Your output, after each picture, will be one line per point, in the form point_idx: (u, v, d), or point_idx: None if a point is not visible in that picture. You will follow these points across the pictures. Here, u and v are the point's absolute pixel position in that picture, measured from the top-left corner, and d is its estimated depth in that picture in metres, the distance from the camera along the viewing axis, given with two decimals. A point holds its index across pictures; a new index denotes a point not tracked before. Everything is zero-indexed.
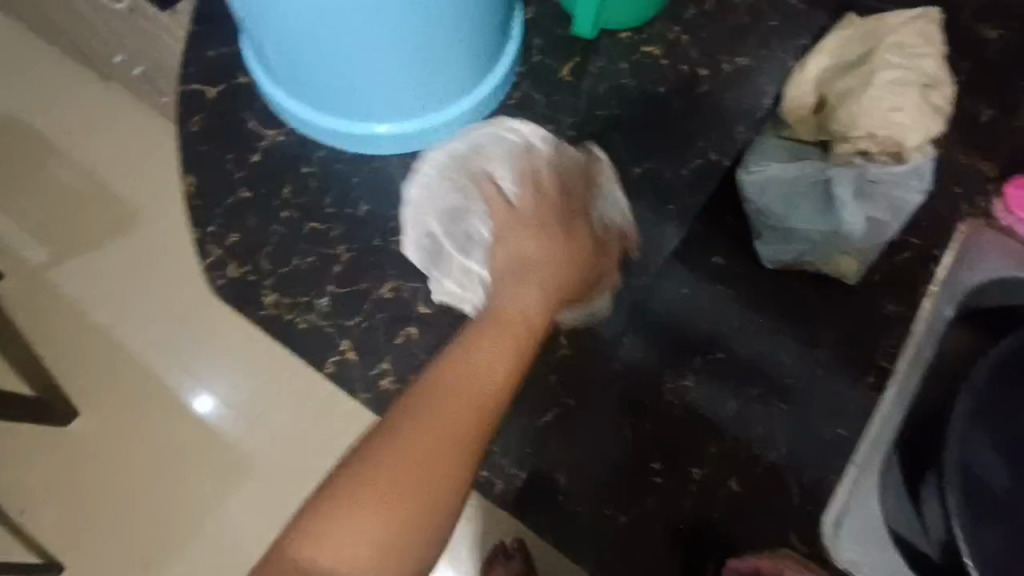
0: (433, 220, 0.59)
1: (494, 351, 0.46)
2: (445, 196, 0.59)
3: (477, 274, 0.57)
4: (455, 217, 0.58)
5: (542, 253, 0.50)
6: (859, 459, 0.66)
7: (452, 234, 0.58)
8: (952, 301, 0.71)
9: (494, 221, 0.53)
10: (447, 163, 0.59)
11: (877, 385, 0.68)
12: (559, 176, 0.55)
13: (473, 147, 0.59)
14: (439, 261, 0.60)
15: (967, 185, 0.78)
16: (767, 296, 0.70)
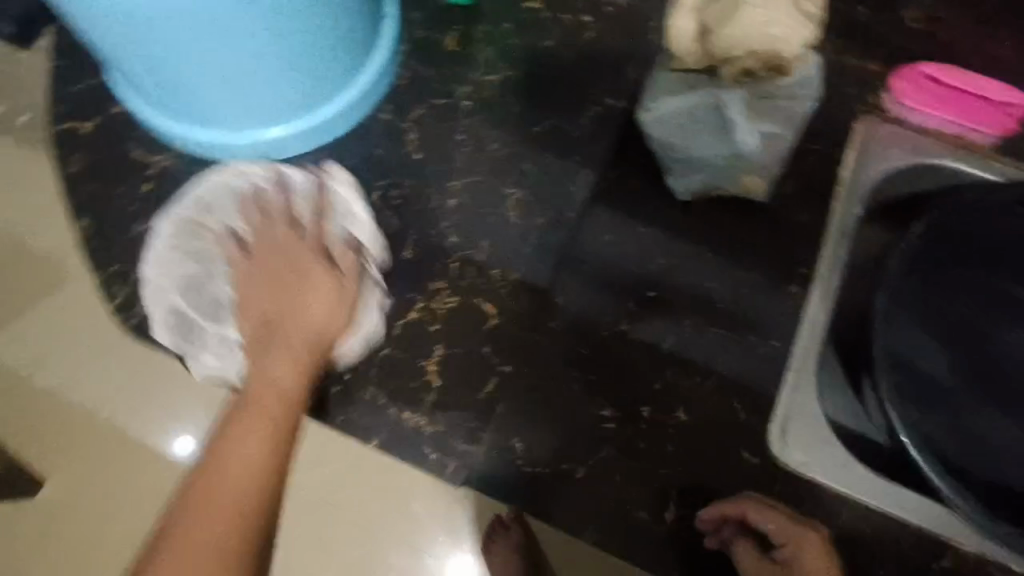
0: (174, 295, 0.63)
1: (291, 355, 0.57)
2: (181, 266, 0.63)
3: (232, 341, 0.62)
4: (192, 295, 0.63)
5: (271, 305, 0.59)
6: (797, 366, 0.68)
7: (201, 302, 0.63)
8: (859, 202, 0.75)
9: (235, 267, 0.61)
10: (178, 227, 0.64)
11: (800, 293, 0.71)
12: (281, 215, 0.62)
13: (205, 210, 0.64)
14: (191, 334, 0.63)
15: (862, 85, 0.78)
16: (683, 227, 0.71)
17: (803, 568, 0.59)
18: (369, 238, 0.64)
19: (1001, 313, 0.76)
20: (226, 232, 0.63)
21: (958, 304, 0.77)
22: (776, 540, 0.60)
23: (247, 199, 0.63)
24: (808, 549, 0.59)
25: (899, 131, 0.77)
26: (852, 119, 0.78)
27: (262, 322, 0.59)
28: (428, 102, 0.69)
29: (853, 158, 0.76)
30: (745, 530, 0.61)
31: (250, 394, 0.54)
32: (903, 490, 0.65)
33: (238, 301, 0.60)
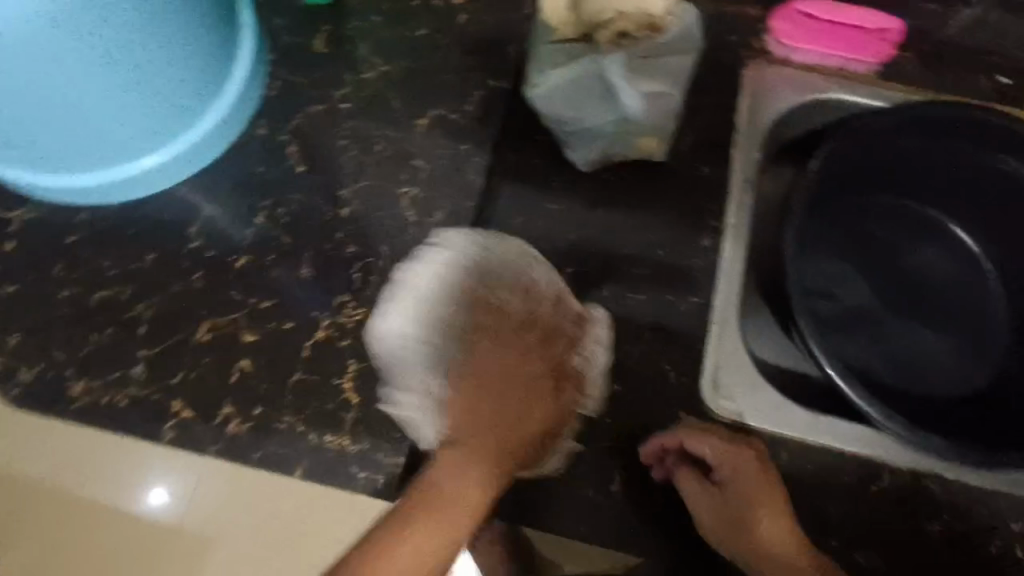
0: (412, 332, 0.58)
1: (481, 472, 0.57)
2: (441, 307, 0.59)
3: (432, 398, 0.58)
4: (428, 338, 0.58)
5: (491, 412, 0.59)
6: (719, 317, 0.69)
7: (422, 349, 0.58)
8: (756, 146, 0.76)
9: (470, 359, 0.59)
10: (446, 268, 0.60)
11: (713, 245, 0.71)
12: (539, 328, 0.62)
13: (484, 256, 0.61)
14: (402, 378, 0.58)
15: (741, 32, 0.79)
16: (591, 199, 0.70)
17: (747, 484, 0.60)
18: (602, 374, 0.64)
19: (904, 236, 0.84)
20: (485, 303, 0.61)
21: (858, 235, 0.84)
22: (712, 461, 0.62)
23: (511, 288, 0.62)
24: (747, 465, 0.61)
25: (785, 70, 0.78)
26: (740, 66, 0.78)
27: (466, 425, 0.58)
28: (305, 111, 0.66)
29: (746, 103, 0.77)
30: (687, 459, 0.61)
31: (443, 493, 0.55)
32: (837, 423, 0.66)
33: (466, 371, 0.59)
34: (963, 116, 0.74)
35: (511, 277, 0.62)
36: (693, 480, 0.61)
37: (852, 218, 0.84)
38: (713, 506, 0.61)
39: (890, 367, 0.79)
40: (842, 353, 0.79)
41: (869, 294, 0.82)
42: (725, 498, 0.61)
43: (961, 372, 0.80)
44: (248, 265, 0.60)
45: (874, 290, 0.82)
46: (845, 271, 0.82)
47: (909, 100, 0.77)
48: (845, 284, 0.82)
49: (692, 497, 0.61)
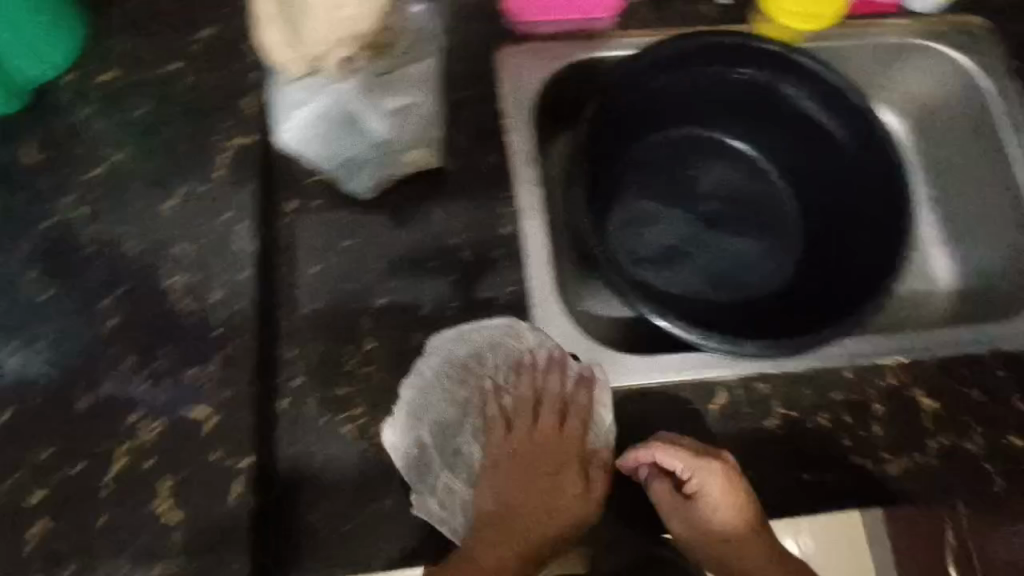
0: (423, 429, 0.65)
1: (502, 546, 0.64)
2: (441, 408, 0.67)
3: (460, 495, 0.66)
4: (440, 439, 0.67)
5: (519, 493, 0.67)
6: (538, 298, 0.71)
7: (443, 451, 0.67)
8: (528, 124, 0.78)
9: (493, 448, 0.68)
10: (447, 369, 0.67)
11: (514, 231, 0.73)
12: (553, 406, 0.69)
13: (474, 355, 0.68)
14: (425, 474, 0.64)
15: (481, 22, 0.81)
16: (386, 226, 0.72)
17: (711, 489, 0.64)
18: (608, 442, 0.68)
19: (689, 160, 0.94)
20: (498, 398, 0.69)
21: (652, 184, 0.92)
22: (684, 472, 0.64)
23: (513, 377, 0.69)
24: (710, 470, 0.64)
25: (531, 46, 0.81)
26: (489, 53, 0.80)
27: (495, 509, 0.66)
28: (34, 230, 0.60)
29: (507, 86, 0.79)
30: (658, 470, 0.66)
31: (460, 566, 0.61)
32: (668, 359, 0.71)
33: (487, 469, 0.68)
34: (694, 46, 0.82)
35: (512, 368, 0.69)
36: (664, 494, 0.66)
37: (641, 169, 0.92)
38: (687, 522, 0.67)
39: (711, 288, 0.88)
40: (662, 286, 0.88)
41: (678, 223, 0.90)
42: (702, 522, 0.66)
43: (770, 275, 0.90)
44: (12, 418, 0.54)
45: (679, 226, 0.90)
46: (652, 204, 0.91)
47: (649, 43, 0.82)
48: (656, 222, 0.90)
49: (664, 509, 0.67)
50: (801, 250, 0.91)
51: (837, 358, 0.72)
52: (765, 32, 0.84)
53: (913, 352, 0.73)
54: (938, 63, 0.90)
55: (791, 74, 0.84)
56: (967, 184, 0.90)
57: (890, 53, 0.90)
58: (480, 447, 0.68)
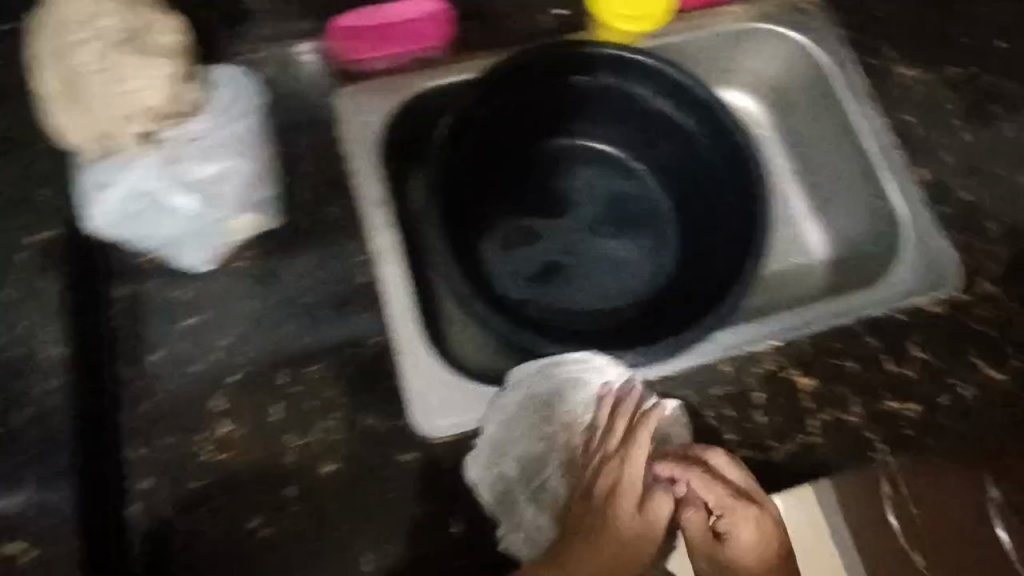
0: (505, 463, 0.65)
1: None
2: (524, 442, 0.67)
3: (541, 530, 0.66)
4: (525, 474, 0.67)
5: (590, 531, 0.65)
6: (406, 344, 0.67)
7: (529, 486, 0.67)
8: (375, 164, 0.75)
9: (576, 485, 0.68)
10: (526, 405, 0.68)
11: (371, 280, 0.70)
12: (638, 438, 0.66)
13: (552, 394, 0.69)
14: (507, 508, 0.64)
15: (310, 67, 0.78)
16: (230, 297, 0.67)
17: (744, 535, 0.62)
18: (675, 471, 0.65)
19: (558, 173, 0.95)
20: (585, 429, 0.70)
21: (523, 201, 0.94)
22: (716, 507, 0.63)
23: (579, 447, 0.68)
24: (745, 511, 0.62)
25: (366, 84, 0.78)
26: (324, 99, 0.78)
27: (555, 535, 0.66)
28: None
29: (345, 128, 0.76)
30: (693, 497, 0.65)
31: None
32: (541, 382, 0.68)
33: (565, 500, 0.68)
34: (539, 63, 0.83)
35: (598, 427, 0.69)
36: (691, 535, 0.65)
37: (510, 188, 0.93)
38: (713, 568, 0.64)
39: (592, 294, 0.92)
40: (544, 302, 0.91)
41: (551, 238, 0.93)
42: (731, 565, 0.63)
43: (647, 273, 0.93)
44: None
45: (555, 239, 0.93)
46: (528, 223, 0.93)
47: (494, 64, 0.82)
48: (530, 240, 0.93)
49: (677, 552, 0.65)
50: (675, 242, 0.94)
51: (712, 352, 0.72)
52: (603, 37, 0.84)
53: (779, 336, 0.74)
54: (772, 45, 0.92)
55: (637, 78, 0.86)
56: (823, 155, 0.93)
57: (728, 40, 0.91)
58: (565, 479, 0.69)
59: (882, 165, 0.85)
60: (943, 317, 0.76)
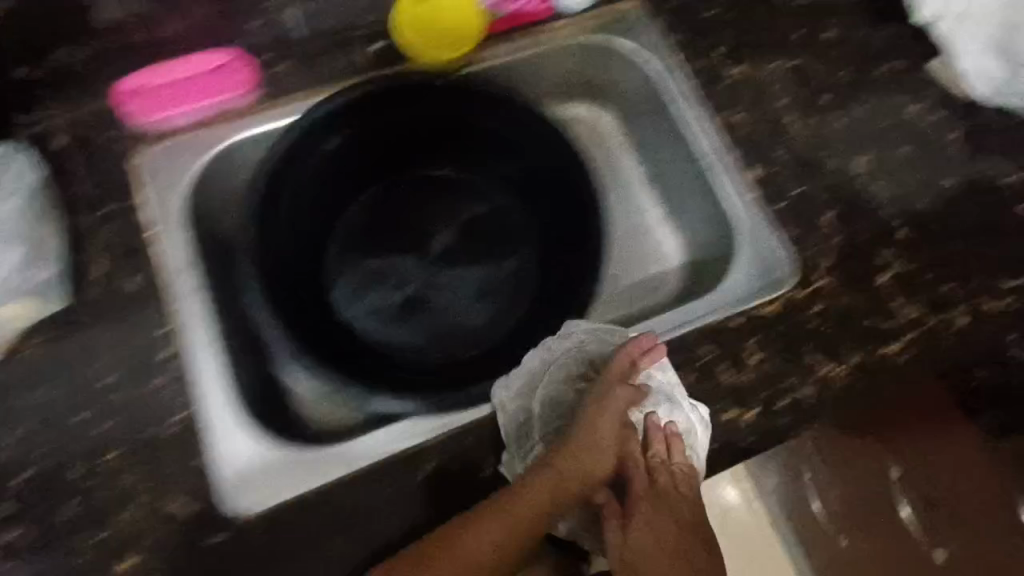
0: (530, 402, 0.71)
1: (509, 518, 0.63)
2: (557, 386, 0.72)
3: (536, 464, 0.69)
4: (551, 415, 0.71)
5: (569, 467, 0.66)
6: (208, 414, 0.67)
7: (548, 427, 0.71)
8: (178, 229, 0.74)
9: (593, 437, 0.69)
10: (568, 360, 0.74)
11: (175, 354, 0.68)
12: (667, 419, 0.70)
13: (601, 356, 0.74)
14: (516, 444, 0.69)
15: (105, 129, 0.74)
16: (19, 389, 0.65)
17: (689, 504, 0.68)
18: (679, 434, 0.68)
19: (409, 204, 0.91)
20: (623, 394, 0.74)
21: (376, 237, 0.89)
22: (681, 468, 0.68)
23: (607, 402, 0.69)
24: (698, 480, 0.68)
25: (166, 143, 0.75)
26: (122, 161, 0.74)
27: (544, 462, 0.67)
28: None
29: (147, 193, 0.74)
30: (671, 452, 0.68)
31: (444, 542, 0.62)
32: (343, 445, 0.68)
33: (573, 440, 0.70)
34: (360, 99, 0.79)
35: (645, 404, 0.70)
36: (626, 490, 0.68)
37: (358, 226, 0.89)
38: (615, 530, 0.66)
39: (456, 327, 0.87)
40: (401, 342, 0.86)
41: (405, 272, 0.88)
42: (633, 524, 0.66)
43: (512, 300, 0.89)
44: None
45: (414, 273, 0.88)
46: (379, 260, 0.88)
47: (312, 104, 0.78)
48: (381, 278, 0.88)
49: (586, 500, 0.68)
50: (539, 264, 0.90)
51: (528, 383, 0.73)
52: (425, 64, 0.81)
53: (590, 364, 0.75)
54: (603, 58, 0.91)
55: (472, 102, 0.83)
56: (669, 158, 0.91)
57: (556, 57, 0.90)
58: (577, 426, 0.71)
59: (718, 164, 0.84)
60: (777, 317, 0.76)
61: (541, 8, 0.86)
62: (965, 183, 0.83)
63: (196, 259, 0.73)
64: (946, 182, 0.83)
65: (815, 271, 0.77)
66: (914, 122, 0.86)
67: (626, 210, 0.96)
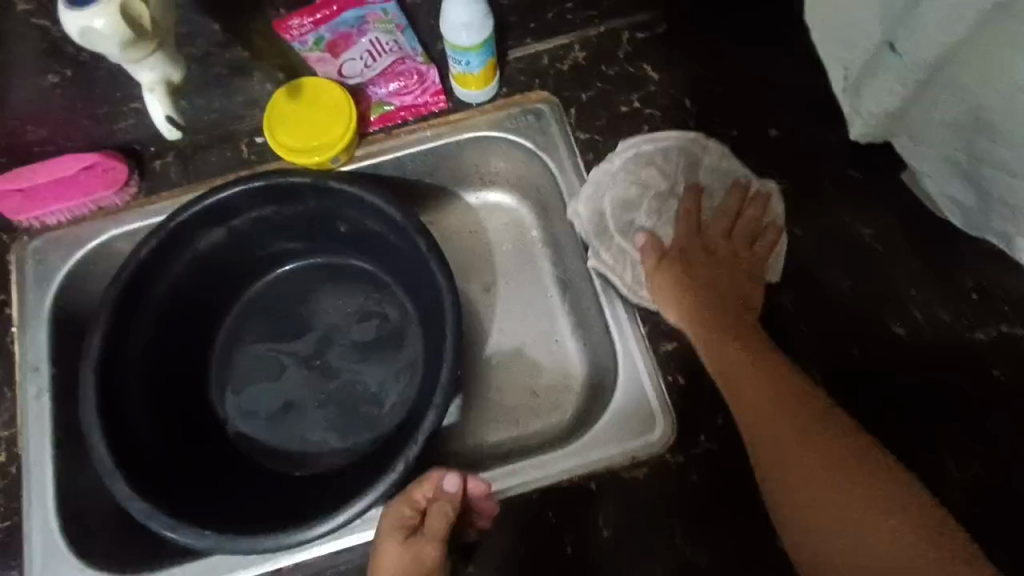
0: (605, 200, 0.75)
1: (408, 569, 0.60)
2: (624, 187, 0.75)
3: (630, 252, 0.74)
4: (621, 210, 0.75)
5: (412, 558, 0.60)
6: (35, 530, 0.68)
7: (620, 221, 0.75)
8: (40, 328, 0.75)
9: (658, 216, 0.76)
10: (634, 161, 0.75)
11: (14, 458, 0.70)
12: (733, 204, 0.73)
13: (650, 158, 0.75)
14: (603, 235, 0.75)
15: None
16: None
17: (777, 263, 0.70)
18: (764, 192, 0.72)
19: (301, 296, 0.87)
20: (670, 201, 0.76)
21: (264, 329, 0.86)
22: (753, 229, 0.71)
23: (691, 173, 0.74)
24: (770, 235, 0.70)
25: (49, 236, 0.78)
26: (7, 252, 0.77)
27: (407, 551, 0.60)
28: None
29: (20, 289, 0.76)
30: (733, 212, 0.73)
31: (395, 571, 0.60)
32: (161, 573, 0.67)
33: (659, 215, 0.76)
34: (226, 200, 0.76)
35: (718, 179, 0.74)
36: (685, 234, 0.73)
37: (247, 317, 0.87)
38: (670, 282, 0.70)
39: (332, 434, 0.82)
40: (273, 445, 0.82)
41: (286, 373, 0.84)
42: (699, 321, 0.66)
43: (391, 408, 0.83)
44: None
45: (297, 369, 0.84)
46: (266, 349, 0.85)
47: (179, 206, 0.76)
48: (261, 377, 0.84)
49: (643, 251, 0.73)
50: (423, 365, 0.84)
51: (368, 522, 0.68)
52: (301, 163, 0.75)
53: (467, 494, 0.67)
54: (505, 148, 0.81)
55: (346, 203, 0.78)
56: (575, 263, 0.82)
57: (457, 151, 0.81)
58: (650, 215, 0.76)
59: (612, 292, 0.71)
60: (643, 484, 0.64)
61: (436, 100, 0.78)
62: (922, 334, 0.66)
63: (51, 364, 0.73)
64: (896, 330, 0.67)
65: (699, 436, 0.65)
66: (869, 249, 0.69)
67: (531, 314, 0.85)
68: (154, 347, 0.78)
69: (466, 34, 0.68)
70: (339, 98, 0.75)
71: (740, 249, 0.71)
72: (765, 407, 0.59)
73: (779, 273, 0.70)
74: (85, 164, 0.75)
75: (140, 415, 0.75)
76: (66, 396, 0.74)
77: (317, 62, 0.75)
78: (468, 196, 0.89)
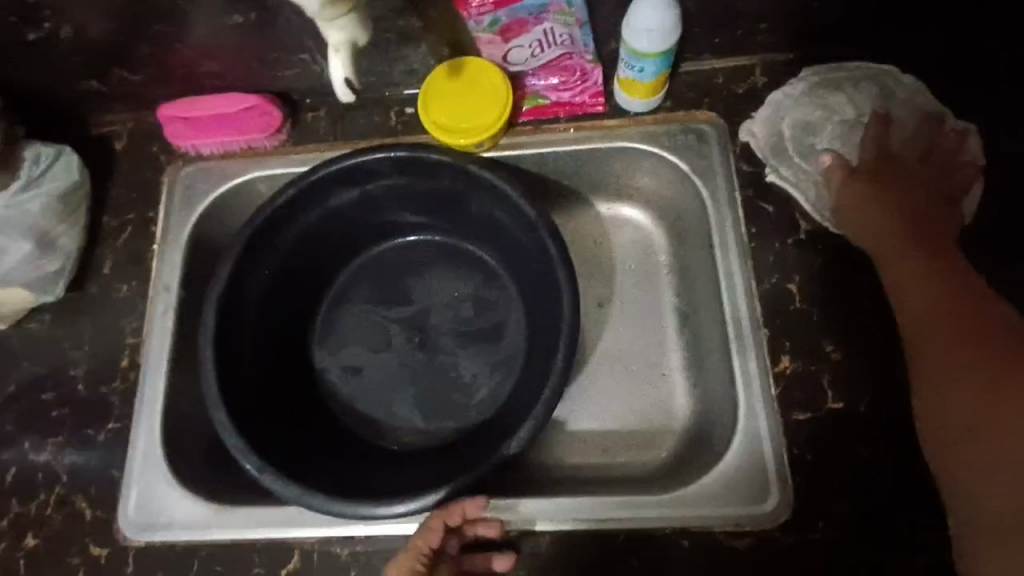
0: (785, 121, 0.72)
1: None
2: (806, 108, 0.71)
3: (808, 171, 0.70)
4: (802, 133, 0.71)
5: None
6: (139, 439, 0.70)
7: (800, 143, 0.71)
8: (180, 247, 0.78)
9: (841, 143, 0.71)
10: (819, 81, 0.72)
11: (133, 365, 0.73)
12: (931, 132, 0.68)
13: (839, 87, 0.71)
14: (779, 155, 0.71)
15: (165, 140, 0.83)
16: (14, 353, 0.75)
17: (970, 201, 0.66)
18: (961, 130, 0.68)
19: (411, 271, 0.87)
20: (859, 121, 0.71)
21: (370, 293, 0.87)
22: (951, 164, 0.67)
23: (883, 102, 0.70)
24: (968, 169, 0.67)
25: (203, 163, 0.81)
26: (165, 172, 0.82)
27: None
28: None
29: (168, 209, 0.80)
30: (932, 139, 0.68)
31: None
32: (232, 514, 0.66)
33: (844, 134, 0.71)
34: (367, 163, 0.76)
35: (910, 112, 0.69)
36: (880, 153, 0.68)
37: (360, 277, 0.88)
38: (861, 198, 0.66)
39: (417, 414, 0.82)
40: (359, 410, 0.82)
41: (384, 345, 0.84)
42: (890, 241, 0.63)
43: (481, 402, 0.81)
44: None
45: (397, 342, 0.84)
46: (370, 317, 0.85)
47: (322, 161, 0.78)
48: (360, 343, 0.85)
49: (828, 170, 0.69)
50: (522, 366, 0.81)
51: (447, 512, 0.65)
52: (448, 141, 0.74)
53: (548, 513, 0.63)
54: (655, 165, 0.77)
55: (480, 189, 0.76)
56: (703, 298, 0.77)
57: (600, 158, 0.78)
58: (834, 139, 0.71)
59: (746, 339, 0.66)
60: (744, 555, 0.59)
61: (594, 103, 0.75)
62: None
63: (182, 287, 0.77)
64: None
65: (817, 522, 0.59)
66: None
67: (641, 340, 0.81)
68: (274, 288, 0.80)
69: (647, 39, 0.64)
70: (498, 81, 0.73)
71: (936, 176, 0.66)
72: (937, 319, 0.57)
73: (971, 214, 0.66)
74: (246, 106, 0.78)
75: (248, 353, 0.78)
76: (187, 318, 0.76)
77: (486, 43, 0.72)
78: (600, 205, 0.85)
